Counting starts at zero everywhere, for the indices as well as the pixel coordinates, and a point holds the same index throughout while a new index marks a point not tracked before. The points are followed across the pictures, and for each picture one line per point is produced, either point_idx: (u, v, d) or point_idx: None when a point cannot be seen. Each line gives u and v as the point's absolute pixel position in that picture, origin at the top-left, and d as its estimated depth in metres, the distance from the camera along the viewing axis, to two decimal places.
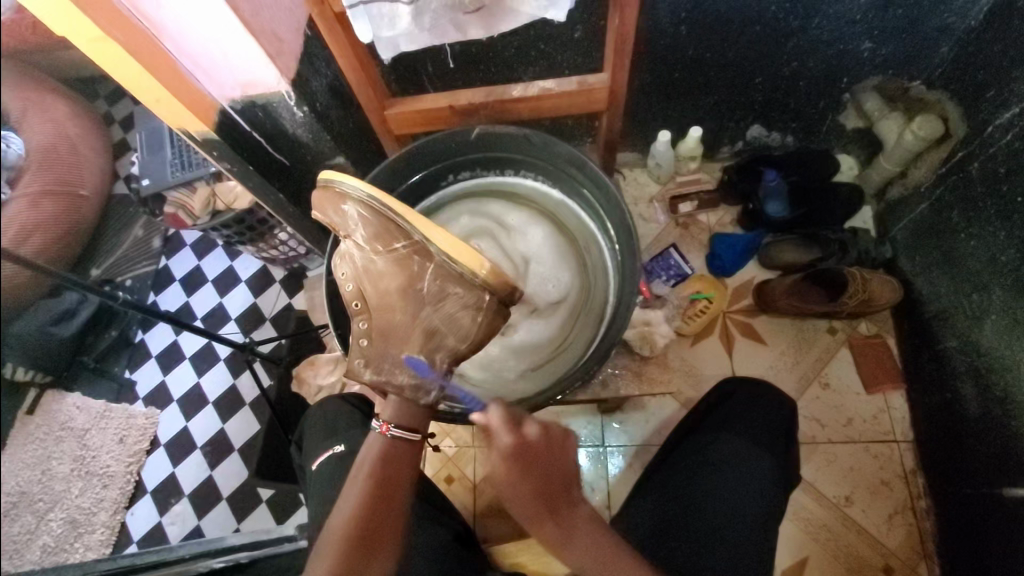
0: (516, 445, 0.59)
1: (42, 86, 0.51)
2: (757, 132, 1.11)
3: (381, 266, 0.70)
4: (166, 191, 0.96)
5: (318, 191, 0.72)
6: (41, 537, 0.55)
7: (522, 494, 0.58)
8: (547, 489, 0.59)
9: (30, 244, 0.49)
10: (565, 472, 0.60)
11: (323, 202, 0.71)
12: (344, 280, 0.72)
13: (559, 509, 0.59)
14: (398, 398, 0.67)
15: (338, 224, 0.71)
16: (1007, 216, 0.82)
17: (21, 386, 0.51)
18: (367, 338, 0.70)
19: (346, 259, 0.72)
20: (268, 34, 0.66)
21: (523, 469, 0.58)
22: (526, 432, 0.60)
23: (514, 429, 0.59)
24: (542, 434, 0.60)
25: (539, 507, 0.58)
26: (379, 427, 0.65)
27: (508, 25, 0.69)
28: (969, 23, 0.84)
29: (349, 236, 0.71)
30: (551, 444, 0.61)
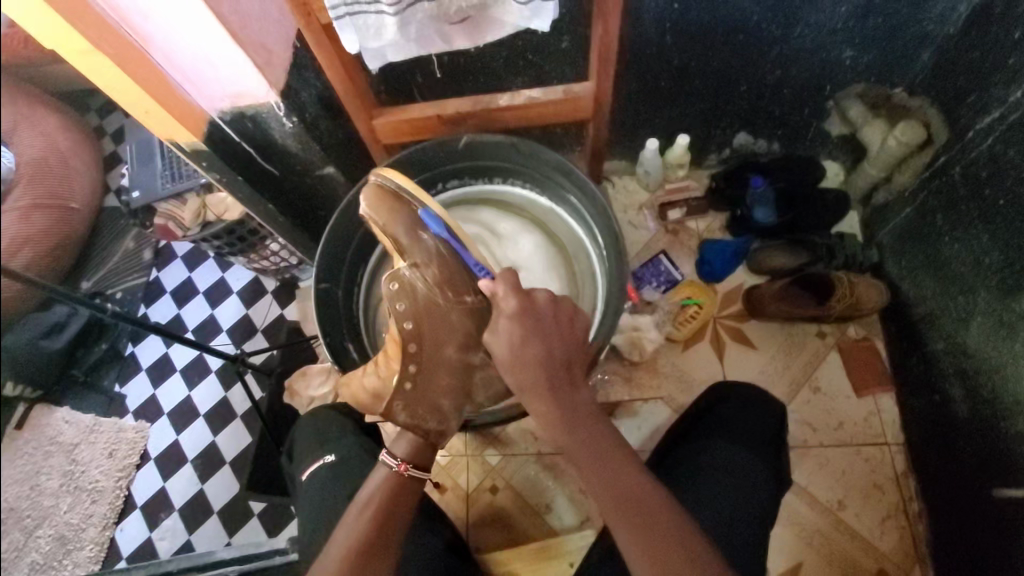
0: (523, 305, 0.64)
1: (33, 99, 0.51)
2: (743, 139, 1.13)
3: (428, 297, 0.71)
4: (156, 203, 0.99)
5: (391, 194, 0.72)
6: (28, 554, 0.55)
7: (529, 354, 0.62)
8: (556, 353, 0.63)
9: (19, 257, 0.49)
10: (574, 347, 0.65)
11: (394, 214, 0.71)
12: (398, 312, 0.69)
13: (563, 385, 0.63)
14: (418, 437, 0.68)
15: (405, 247, 0.71)
16: (990, 218, 0.83)
17: (9, 400, 0.51)
18: (411, 381, 0.70)
19: (403, 287, 0.70)
20: (257, 46, 0.67)
21: (531, 325, 0.63)
22: (536, 298, 0.66)
23: (521, 293, 0.65)
24: (550, 303, 0.66)
25: (540, 377, 0.62)
26: (397, 466, 0.66)
27: (494, 36, 0.70)
28: (947, 31, 0.86)
29: (418, 266, 0.71)
30: (560, 312, 0.66)
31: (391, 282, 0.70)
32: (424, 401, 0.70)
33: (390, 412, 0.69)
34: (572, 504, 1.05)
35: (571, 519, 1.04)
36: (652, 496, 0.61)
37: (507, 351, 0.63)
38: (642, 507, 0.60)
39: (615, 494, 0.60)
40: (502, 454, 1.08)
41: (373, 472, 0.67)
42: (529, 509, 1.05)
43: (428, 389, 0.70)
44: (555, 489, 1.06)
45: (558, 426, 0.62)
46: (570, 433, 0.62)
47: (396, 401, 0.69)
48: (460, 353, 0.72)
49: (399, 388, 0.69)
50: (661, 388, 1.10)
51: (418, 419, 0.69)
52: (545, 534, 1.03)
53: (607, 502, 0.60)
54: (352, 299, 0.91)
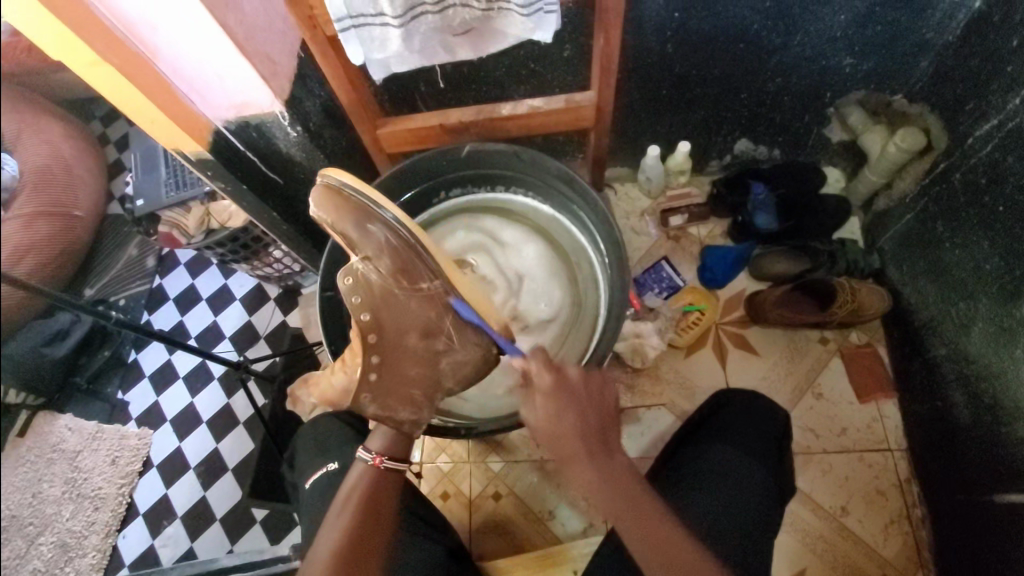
0: (557, 381, 0.64)
1: (37, 109, 0.52)
2: (745, 146, 1.13)
3: (387, 289, 0.67)
4: (161, 211, 1.00)
5: (328, 189, 0.66)
6: (31, 562, 0.55)
7: (564, 426, 0.63)
8: (591, 422, 0.64)
9: (23, 264, 0.49)
10: (606, 411, 0.66)
11: (336, 207, 0.65)
12: (358, 308, 0.67)
13: (598, 449, 0.63)
14: (392, 429, 0.70)
15: (355, 241, 0.66)
16: (989, 224, 0.83)
17: (7, 409, 0.51)
18: (376, 373, 0.69)
19: (358, 281, 0.66)
20: (262, 56, 0.67)
21: (566, 398, 0.64)
22: (567, 373, 0.66)
23: (553, 368, 0.65)
24: (581, 378, 0.66)
25: (576, 442, 0.62)
26: (373, 459, 0.68)
27: (497, 45, 0.70)
28: (946, 39, 0.87)
29: (371, 260, 0.66)
30: (591, 385, 0.66)
31: (344, 279, 0.66)
32: (393, 392, 0.70)
33: (358, 405, 0.69)
34: (575, 510, 1.05)
35: (575, 525, 1.04)
36: (692, 555, 0.61)
37: (544, 424, 0.63)
38: (682, 563, 0.61)
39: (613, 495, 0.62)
40: (505, 460, 1.08)
41: (352, 470, 0.69)
42: (533, 516, 1.05)
43: (395, 383, 0.70)
44: (558, 495, 1.06)
45: (598, 490, 0.62)
46: (611, 500, 0.62)
47: (363, 393, 0.69)
48: (424, 341, 0.70)
49: (365, 380, 0.68)
50: (663, 394, 1.10)
51: (389, 410, 0.69)
52: (549, 541, 1.03)
53: (654, 567, 0.61)
54: (355, 307, 0.92)
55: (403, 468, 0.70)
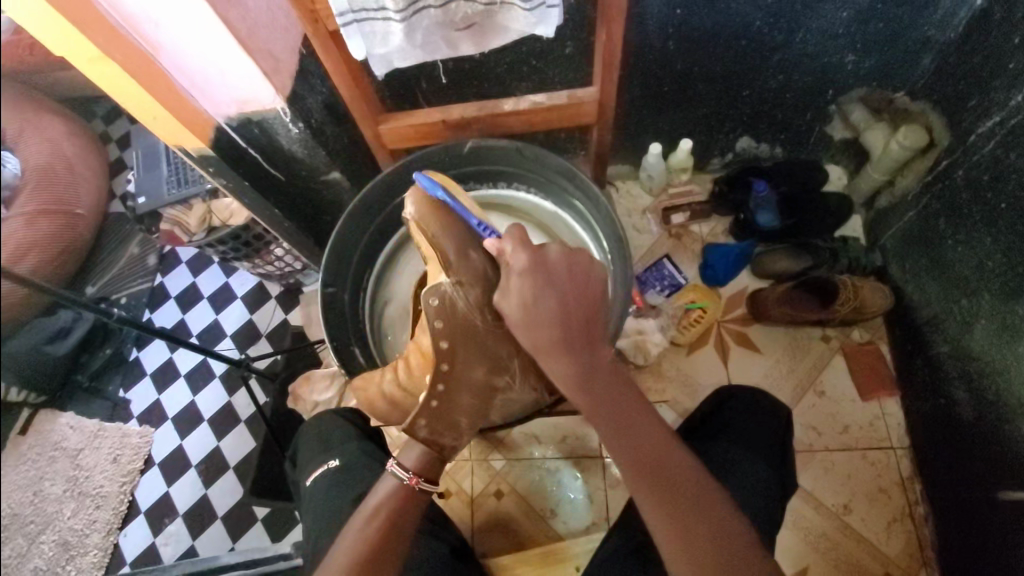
0: (534, 261, 0.59)
1: (37, 107, 0.52)
2: (746, 143, 1.13)
3: (467, 318, 0.67)
4: (161, 209, 0.98)
5: (429, 203, 0.69)
6: (32, 560, 0.55)
7: (543, 319, 0.58)
8: (572, 314, 0.59)
9: (26, 260, 0.50)
10: (591, 297, 0.60)
11: (438, 222, 0.68)
12: (436, 334, 0.66)
13: (580, 343, 0.59)
14: (430, 451, 0.67)
15: (450, 260, 0.67)
16: (993, 221, 0.83)
17: (11, 407, 0.50)
18: (437, 399, 0.67)
19: (444, 303, 0.67)
20: (263, 52, 0.67)
21: (545, 286, 0.58)
22: (547, 252, 0.60)
23: (529, 249, 0.60)
24: (565, 258, 0.60)
25: (557, 337, 0.58)
26: (408, 479, 0.65)
27: (499, 41, 0.70)
28: (948, 35, 0.86)
29: (463, 284, 0.67)
30: (576, 269, 0.60)
31: (430, 298, 0.67)
32: (446, 419, 0.68)
33: (410, 427, 0.66)
34: (577, 508, 1.05)
35: (577, 522, 1.04)
36: (674, 461, 0.61)
37: (520, 313, 0.59)
38: (664, 469, 0.60)
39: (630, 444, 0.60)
40: (507, 458, 1.08)
41: (379, 483, 0.67)
42: (534, 513, 1.05)
43: (450, 409, 0.68)
44: (560, 492, 1.06)
45: (576, 387, 0.59)
46: (626, 444, 0.60)
47: (418, 417, 0.66)
48: (490, 376, 0.70)
49: (425, 405, 0.66)
50: (666, 392, 1.10)
51: (436, 435, 0.67)
52: (550, 538, 1.03)
53: (633, 468, 0.60)
54: (358, 304, 0.92)
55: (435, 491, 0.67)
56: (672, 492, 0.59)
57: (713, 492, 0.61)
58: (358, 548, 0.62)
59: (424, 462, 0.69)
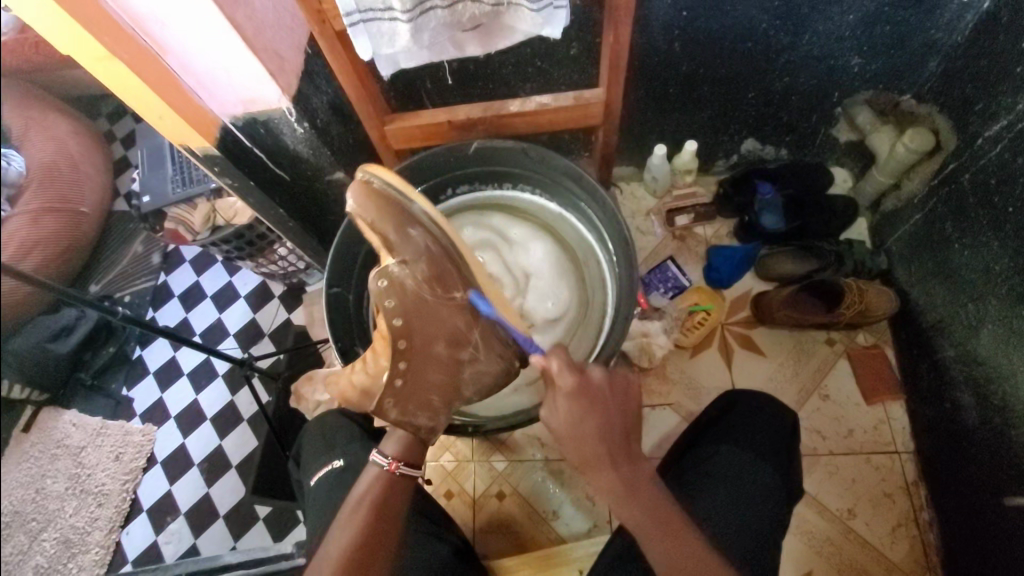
0: (579, 384, 0.62)
1: (39, 105, 0.52)
2: (751, 146, 1.13)
3: (419, 296, 0.65)
4: (166, 209, 0.97)
5: (363, 184, 0.63)
6: (34, 558, 0.55)
7: (588, 434, 0.61)
8: (614, 428, 0.62)
9: (31, 258, 0.50)
10: (629, 416, 0.64)
11: (375, 203, 0.63)
12: (390, 314, 0.64)
13: (622, 458, 0.62)
14: (408, 434, 0.68)
15: (393, 240, 0.64)
16: (1000, 226, 0.83)
17: (16, 404, 0.50)
18: (401, 378, 0.66)
19: (393, 285, 0.64)
20: (270, 52, 0.67)
21: (589, 404, 0.62)
22: (589, 374, 0.64)
23: (575, 370, 0.63)
24: (606, 381, 0.64)
25: (600, 451, 0.61)
26: (389, 465, 0.67)
27: (505, 42, 0.70)
28: (955, 39, 0.86)
29: (408, 263, 0.64)
30: (615, 388, 0.64)
31: (378, 281, 0.64)
32: (414, 396, 0.67)
33: (380, 408, 0.66)
34: (580, 510, 1.04)
35: (578, 525, 1.03)
36: (715, 567, 0.62)
37: (565, 429, 0.61)
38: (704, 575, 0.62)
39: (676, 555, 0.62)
40: (509, 459, 1.08)
41: (363, 473, 0.68)
42: (536, 515, 1.05)
43: (417, 387, 0.67)
44: (562, 494, 1.05)
45: (621, 503, 0.62)
46: (674, 551, 0.62)
47: (386, 397, 0.66)
48: (451, 349, 0.68)
49: (389, 385, 0.66)
50: (670, 394, 1.10)
51: (409, 415, 0.67)
52: (552, 540, 1.03)
53: None
54: (362, 304, 0.91)
55: (416, 474, 0.69)
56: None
57: None
58: (349, 548, 0.62)
59: (428, 463, 0.69)
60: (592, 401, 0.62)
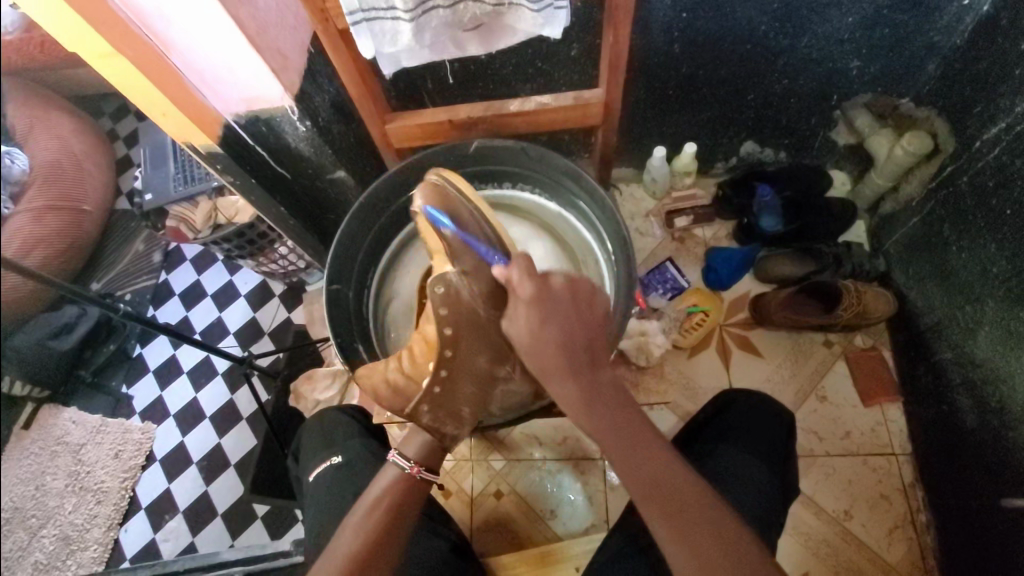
0: (539, 291, 0.58)
1: (46, 105, 0.53)
2: (750, 148, 1.14)
3: (471, 307, 0.66)
4: (168, 206, 0.99)
5: (431, 192, 0.68)
6: (33, 553, 0.55)
7: (546, 344, 0.56)
8: (578, 339, 0.57)
9: (33, 255, 0.50)
10: (596, 327, 0.59)
11: (440, 209, 0.67)
12: (442, 321, 0.65)
13: (583, 366, 0.57)
14: (418, 432, 0.68)
15: (455, 247, 0.66)
16: (998, 228, 0.83)
17: (18, 400, 0.51)
18: (440, 386, 0.67)
19: (448, 293, 0.65)
20: (273, 51, 0.68)
21: (551, 311, 0.57)
22: (550, 283, 0.59)
23: (536, 278, 0.59)
24: (568, 288, 0.59)
25: (562, 361, 0.56)
26: (409, 468, 0.66)
27: (507, 42, 0.71)
28: (954, 41, 0.87)
29: (469, 274, 0.66)
30: (579, 297, 0.59)
31: (436, 286, 0.65)
32: (448, 406, 0.68)
33: (414, 413, 0.67)
34: (577, 510, 1.05)
35: (576, 524, 1.04)
36: (682, 482, 0.58)
37: (525, 339, 0.57)
38: (672, 490, 0.57)
39: (642, 481, 0.57)
40: (507, 459, 1.08)
41: (382, 472, 0.68)
42: (533, 514, 1.05)
43: (453, 396, 0.68)
44: (560, 494, 1.06)
45: (582, 412, 0.56)
46: (637, 472, 0.57)
47: (422, 403, 0.67)
48: (490, 365, 0.69)
49: (427, 391, 0.67)
50: (668, 394, 1.10)
51: (439, 422, 0.68)
52: (549, 539, 1.03)
53: (647, 502, 0.56)
54: (362, 302, 0.92)
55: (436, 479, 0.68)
56: (683, 516, 0.56)
57: (734, 530, 0.57)
58: (357, 546, 0.61)
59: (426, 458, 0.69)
60: (551, 311, 0.57)
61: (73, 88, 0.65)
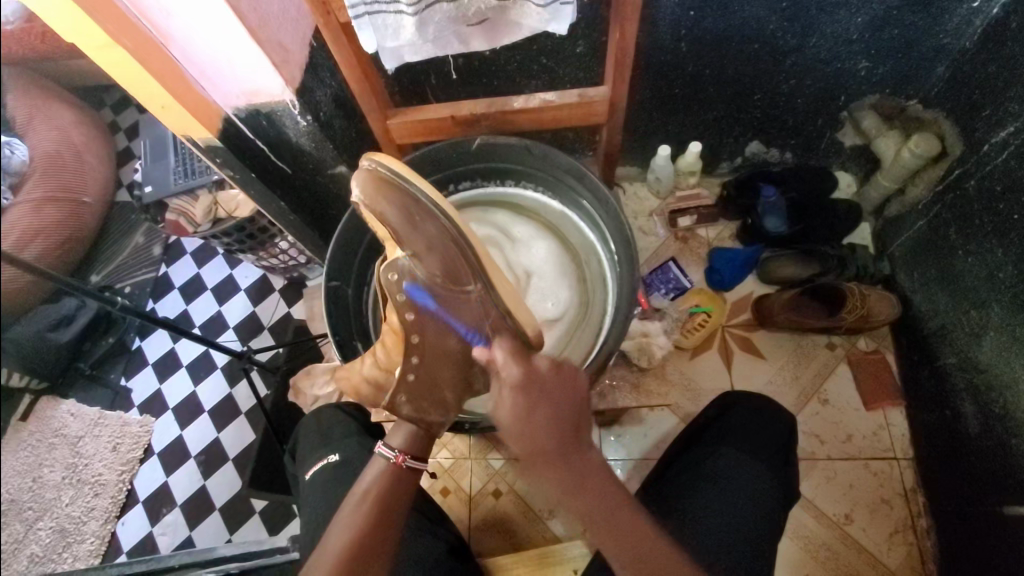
0: (524, 376, 0.62)
1: (45, 94, 0.52)
2: (756, 148, 1.13)
3: (429, 289, 0.66)
4: (168, 198, 0.97)
5: (367, 177, 0.66)
6: (29, 546, 0.54)
7: (536, 427, 0.59)
8: (564, 423, 0.60)
9: (31, 248, 0.49)
10: (578, 408, 0.63)
11: (378, 192, 0.65)
12: (401, 306, 0.65)
13: (572, 452, 0.60)
14: (412, 426, 0.68)
15: (400, 229, 0.65)
16: (1005, 232, 0.82)
17: (15, 392, 0.50)
18: (414, 373, 0.67)
19: (402, 277, 0.65)
20: (274, 44, 0.67)
21: (536, 396, 0.61)
22: (535, 366, 0.64)
23: (521, 361, 0.64)
24: (553, 370, 0.64)
25: (551, 445, 0.59)
26: (396, 458, 0.66)
27: (512, 37, 0.70)
28: (964, 43, 0.86)
29: (419, 255, 0.65)
30: (562, 378, 0.63)
31: (389, 273, 0.65)
32: (428, 393, 0.67)
33: (393, 405, 0.67)
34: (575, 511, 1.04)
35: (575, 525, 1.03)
36: (665, 557, 0.59)
37: (512, 423, 0.60)
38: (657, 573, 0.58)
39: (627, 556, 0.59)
40: (506, 458, 1.08)
41: (368, 464, 0.67)
42: (532, 514, 1.04)
43: (430, 383, 0.67)
44: None
45: (573, 496, 0.59)
46: (620, 546, 0.59)
47: (399, 393, 0.67)
48: (466, 345, 0.68)
49: (402, 380, 0.67)
50: (669, 396, 1.09)
51: (421, 411, 0.67)
52: (547, 539, 1.03)
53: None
54: (362, 299, 0.91)
55: (423, 468, 0.68)
56: None
57: None
58: (353, 539, 0.61)
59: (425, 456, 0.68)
60: (535, 394, 0.61)
61: (75, 79, 0.64)
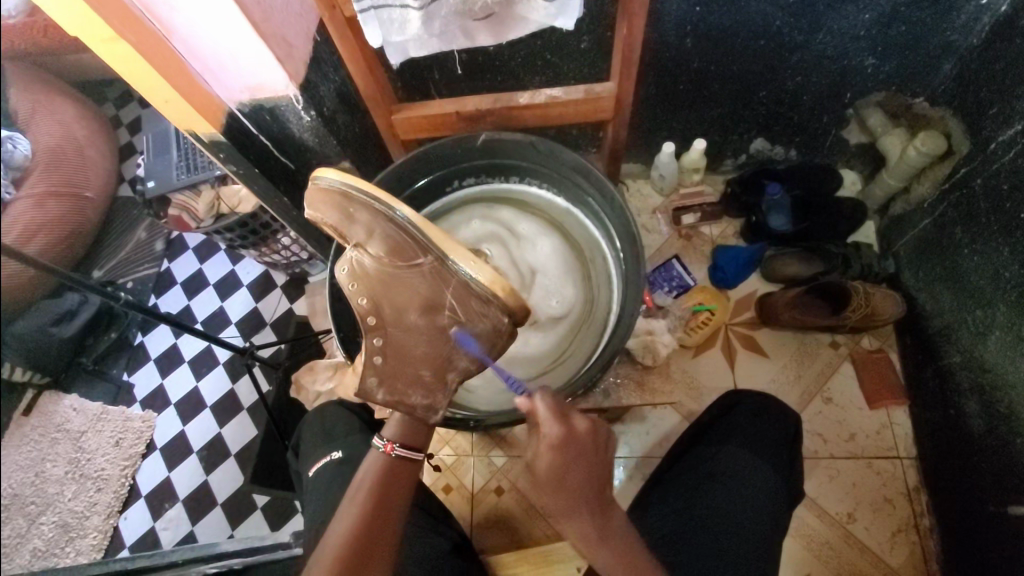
0: (564, 436, 0.61)
1: (47, 87, 0.52)
2: (760, 146, 1.12)
3: (378, 271, 0.69)
4: (171, 193, 0.96)
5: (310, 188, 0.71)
6: (31, 541, 0.54)
7: (568, 482, 0.60)
8: (593, 482, 0.61)
9: (33, 242, 0.49)
10: (607, 470, 0.63)
11: (317, 200, 0.69)
12: (356, 293, 0.69)
13: (597, 508, 0.60)
14: (406, 416, 0.68)
15: (342, 228, 0.69)
16: (1011, 231, 0.81)
17: (18, 386, 0.50)
18: (380, 355, 0.69)
19: (353, 269, 0.70)
20: (279, 38, 0.67)
21: (573, 456, 0.61)
22: (574, 424, 0.63)
23: (562, 421, 0.62)
24: (591, 431, 0.63)
25: (578, 503, 0.60)
26: (384, 446, 0.66)
27: (518, 32, 0.69)
28: (972, 41, 0.85)
29: (363, 245, 0.69)
30: (599, 438, 0.63)
31: (343, 269, 0.70)
32: (401, 374, 0.68)
33: (367, 390, 0.68)
34: None
35: None
36: None
37: (547, 476, 0.60)
38: None
39: None
40: (508, 455, 1.08)
41: (365, 458, 0.68)
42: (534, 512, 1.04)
43: (400, 364, 0.68)
44: None
45: (593, 548, 0.59)
46: None
47: (369, 375, 0.68)
48: (425, 316, 0.68)
49: (369, 362, 0.68)
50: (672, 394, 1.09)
51: (398, 395, 0.68)
52: (549, 536, 1.03)
53: None
54: None
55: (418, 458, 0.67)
56: None
57: None
58: (352, 531, 0.60)
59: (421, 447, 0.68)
60: (570, 455, 0.61)
61: (77, 73, 0.64)
